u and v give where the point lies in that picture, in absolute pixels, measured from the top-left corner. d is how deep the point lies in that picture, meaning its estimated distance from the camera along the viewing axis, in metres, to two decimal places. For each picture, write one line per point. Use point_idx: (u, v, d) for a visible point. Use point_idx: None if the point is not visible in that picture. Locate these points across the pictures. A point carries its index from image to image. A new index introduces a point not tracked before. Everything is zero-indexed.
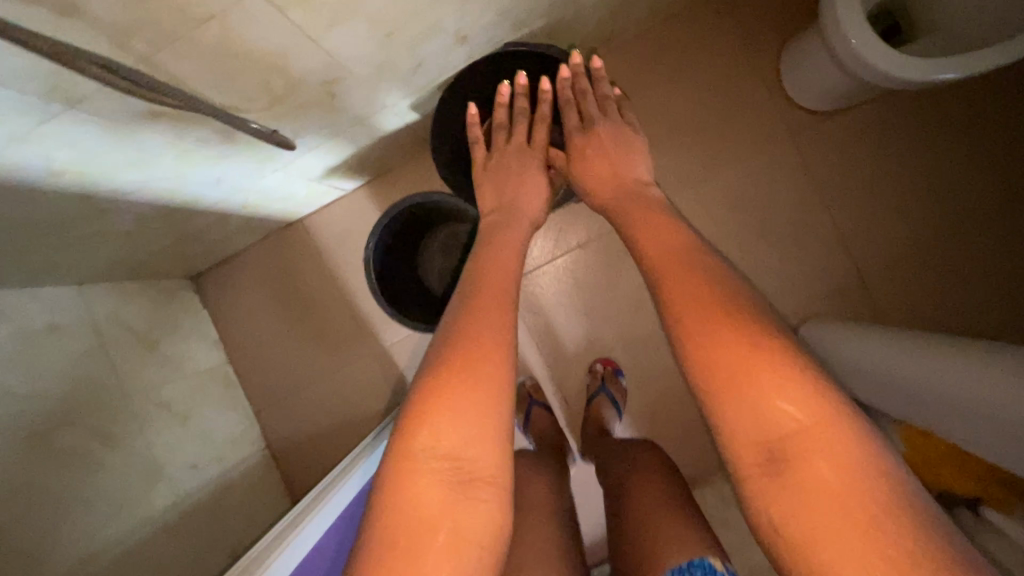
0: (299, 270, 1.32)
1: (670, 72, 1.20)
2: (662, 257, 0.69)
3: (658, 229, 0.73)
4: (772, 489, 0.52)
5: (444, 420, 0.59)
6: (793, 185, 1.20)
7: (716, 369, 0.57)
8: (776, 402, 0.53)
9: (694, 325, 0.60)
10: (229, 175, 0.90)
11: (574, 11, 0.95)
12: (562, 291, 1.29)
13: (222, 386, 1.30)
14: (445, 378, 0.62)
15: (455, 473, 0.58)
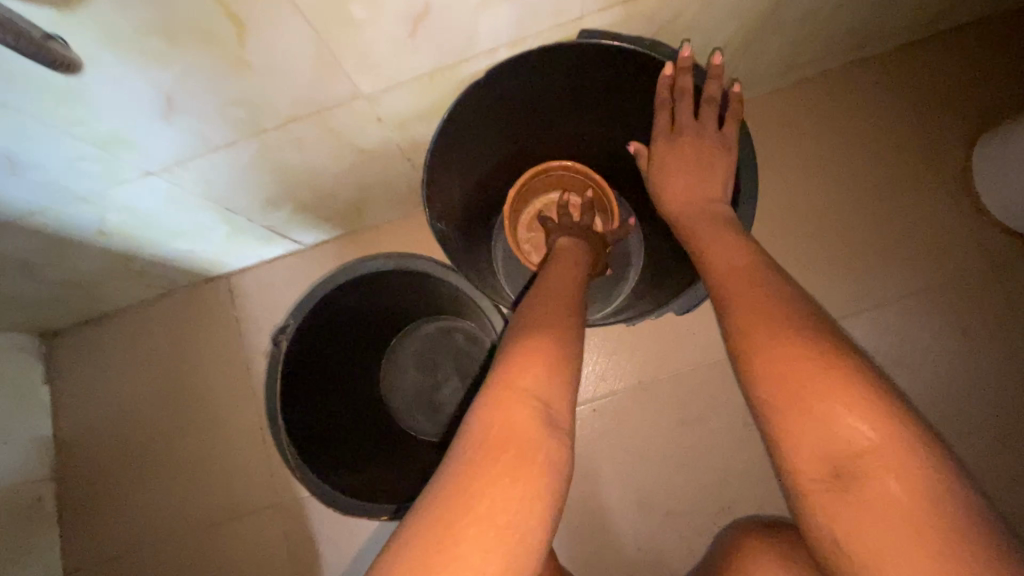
0: (203, 353, 0.86)
1: (806, 149, 0.80)
2: (727, 269, 0.42)
3: (716, 234, 0.48)
4: (838, 513, 0.30)
5: (537, 352, 0.39)
6: (1002, 344, 0.74)
7: (782, 377, 0.33)
8: (843, 415, 0.30)
9: (766, 334, 0.35)
10: (39, 160, 0.48)
11: (708, 3, 0.55)
12: (604, 456, 0.79)
13: (22, 521, 0.78)
14: (536, 317, 0.43)
15: (550, 416, 0.35)
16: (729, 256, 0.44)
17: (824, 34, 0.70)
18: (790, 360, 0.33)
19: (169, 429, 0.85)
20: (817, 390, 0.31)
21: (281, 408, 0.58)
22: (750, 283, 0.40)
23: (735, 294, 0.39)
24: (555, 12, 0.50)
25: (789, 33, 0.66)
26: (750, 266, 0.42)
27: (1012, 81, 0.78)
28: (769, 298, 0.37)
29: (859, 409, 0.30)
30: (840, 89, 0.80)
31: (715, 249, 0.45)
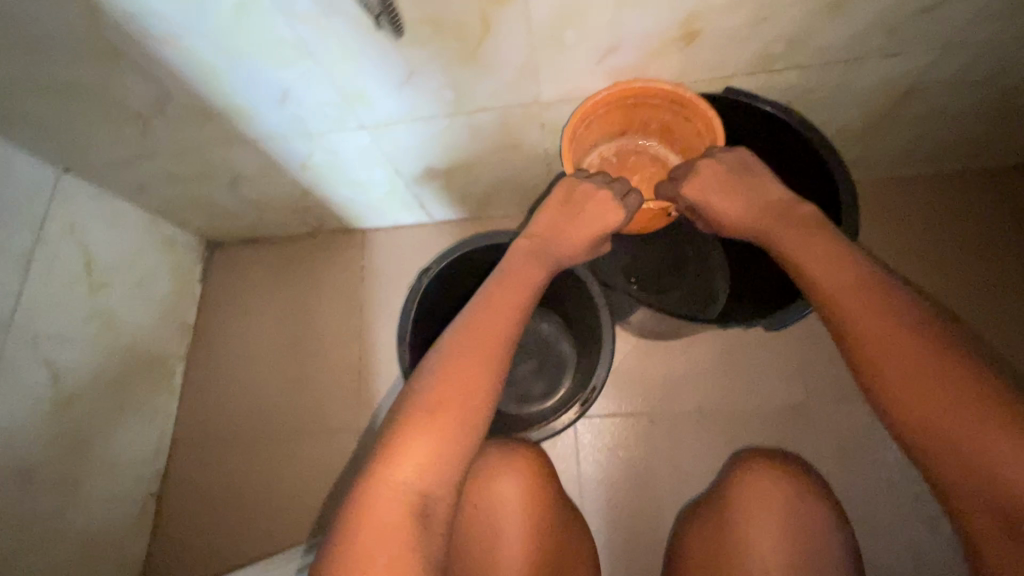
0: (327, 289, 1.01)
1: (885, 240, 0.87)
2: (845, 303, 0.44)
3: (818, 255, 0.47)
4: (1009, 555, 0.35)
5: (424, 438, 0.44)
6: None
7: (931, 424, 0.37)
8: (1001, 465, 0.35)
9: (902, 375, 0.39)
10: (300, 99, 0.64)
11: (841, 87, 0.65)
12: (650, 467, 0.85)
13: (155, 385, 0.93)
14: (446, 376, 0.46)
15: (425, 500, 0.43)
16: (847, 290, 0.44)
17: (937, 135, 0.77)
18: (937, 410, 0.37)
19: (284, 344, 0.99)
20: (963, 438, 0.36)
21: (406, 328, 0.69)
22: (878, 322, 0.41)
23: (865, 332, 0.42)
24: (712, 69, 0.61)
25: (908, 127, 0.74)
26: (867, 298, 0.43)
27: None
28: (905, 346, 0.40)
29: (999, 439, 0.35)
30: (928, 195, 0.88)
31: (828, 277, 0.46)
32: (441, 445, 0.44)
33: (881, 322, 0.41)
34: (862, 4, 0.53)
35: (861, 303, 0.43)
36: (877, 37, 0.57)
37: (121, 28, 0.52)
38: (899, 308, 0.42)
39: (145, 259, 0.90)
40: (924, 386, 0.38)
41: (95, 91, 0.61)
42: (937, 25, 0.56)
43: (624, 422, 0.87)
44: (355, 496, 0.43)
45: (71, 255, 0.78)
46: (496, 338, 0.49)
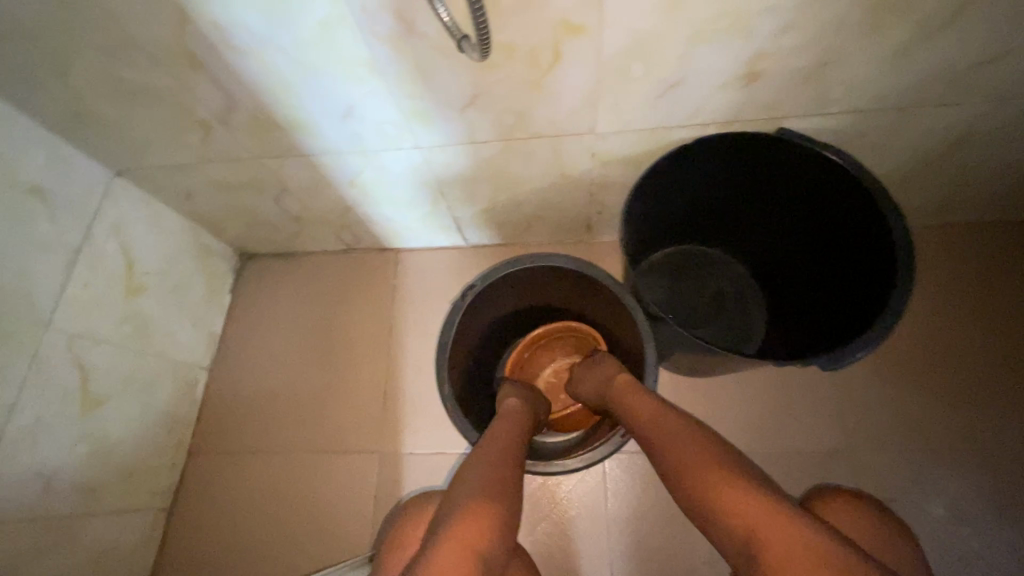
0: (357, 305, 1.01)
1: (938, 299, 0.87)
2: (681, 452, 0.50)
3: (652, 411, 0.56)
4: None
5: None
6: None
7: (708, 501, 0.46)
8: (753, 529, 0.42)
9: (686, 462, 0.49)
10: (363, 115, 0.65)
11: (891, 134, 0.67)
12: (680, 506, 0.83)
13: (177, 394, 0.91)
14: (487, 462, 0.54)
15: None
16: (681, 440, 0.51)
17: (978, 186, 0.78)
18: (781, 564, 0.40)
19: (310, 361, 0.98)
20: (733, 511, 0.44)
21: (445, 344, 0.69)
22: (717, 477, 0.46)
23: (685, 467, 0.49)
24: (769, 109, 0.63)
25: (953, 176, 0.76)
26: (707, 453, 0.48)
27: None
28: (751, 504, 0.43)
29: (751, 507, 0.43)
30: (985, 255, 0.88)
31: (665, 429, 0.53)
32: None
33: (710, 471, 0.47)
34: (926, 52, 0.54)
35: (661, 417, 0.54)
36: (934, 86, 0.59)
37: (204, 37, 0.54)
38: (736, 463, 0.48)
39: (181, 266, 0.90)
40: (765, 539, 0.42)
41: (165, 97, 0.62)
42: (996, 76, 0.58)
43: None
44: None
45: (115, 257, 0.78)
46: (508, 474, 0.53)
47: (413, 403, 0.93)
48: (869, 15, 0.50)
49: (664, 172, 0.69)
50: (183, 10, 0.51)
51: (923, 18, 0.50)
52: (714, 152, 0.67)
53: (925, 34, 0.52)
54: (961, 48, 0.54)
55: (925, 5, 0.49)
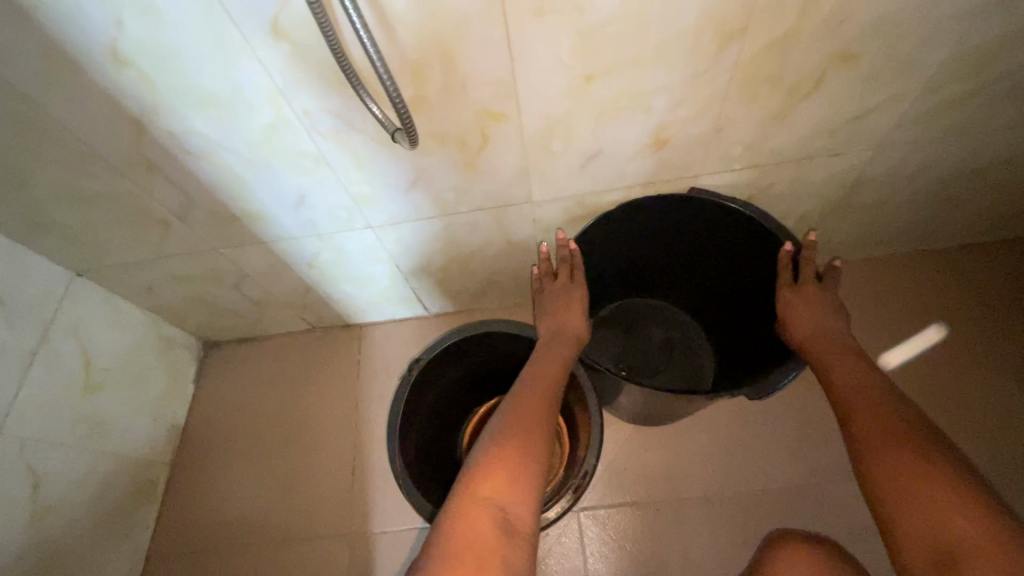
0: (324, 383, 1.01)
1: (878, 347, 0.91)
2: (863, 400, 0.55)
3: (846, 372, 0.60)
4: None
5: (502, 464, 0.53)
6: None
7: (872, 439, 0.51)
8: (919, 482, 0.45)
9: (861, 403, 0.55)
10: (315, 202, 0.70)
11: (794, 183, 0.74)
12: (659, 560, 0.81)
13: (135, 495, 0.88)
14: (520, 419, 0.58)
15: (504, 511, 0.50)
16: (883, 395, 0.55)
17: (885, 221, 0.87)
18: (906, 489, 0.46)
19: (276, 446, 0.96)
20: (894, 456, 0.48)
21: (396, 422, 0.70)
22: (888, 420, 0.52)
23: (865, 406, 0.54)
24: (681, 171, 0.70)
25: (860, 214, 0.84)
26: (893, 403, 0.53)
27: None
28: (923, 458, 0.47)
29: (911, 455, 0.48)
30: (883, 305, 0.94)
31: (852, 382, 0.58)
32: (505, 463, 0.53)
33: (892, 416, 0.52)
34: (803, 113, 0.63)
35: (843, 361, 0.62)
36: (818, 140, 0.67)
37: (161, 146, 0.59)
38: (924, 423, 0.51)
39: (140, 360, 0.90)
40: (905, 466, 0.47)
41: (125, 200, 0.66)
42: (868, 128, 0.67)
43: (631, 514, 0.85)
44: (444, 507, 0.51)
45: (72, 357, 0.78)
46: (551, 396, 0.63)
47: (384, 480, 0.91)
48: (745, 88, 0.58)
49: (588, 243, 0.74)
50: (140, 125, 0.56)
51: (791, 87, 0.59)
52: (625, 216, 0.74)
53: (797, 100, 0.61)
54: (831, 108, 0.63)
55: (789, 77, 0.58)
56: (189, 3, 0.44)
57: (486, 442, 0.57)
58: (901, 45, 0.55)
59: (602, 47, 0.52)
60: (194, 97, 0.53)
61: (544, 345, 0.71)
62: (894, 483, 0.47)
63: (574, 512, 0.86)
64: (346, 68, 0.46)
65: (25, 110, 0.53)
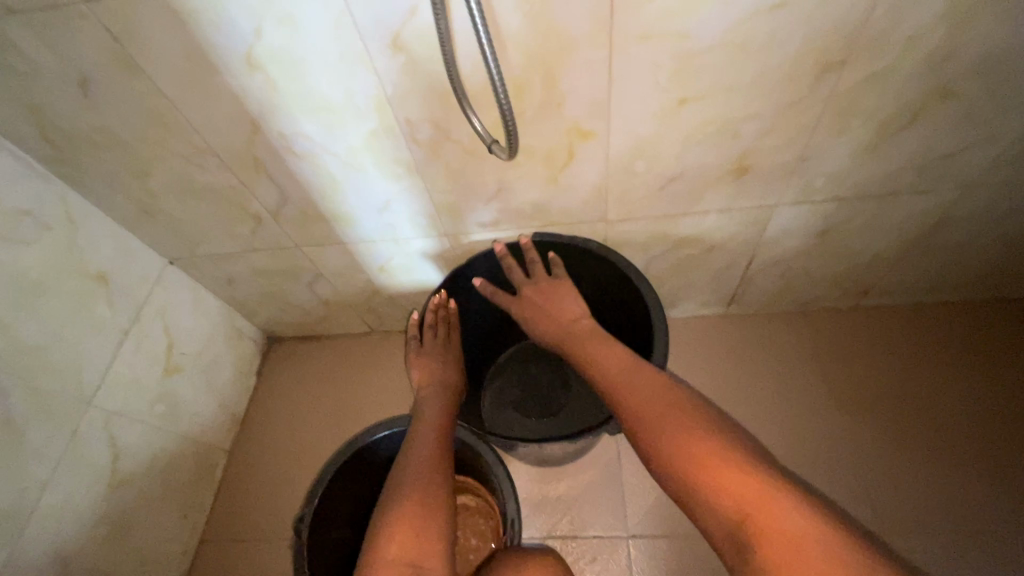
0: (377, 386, 1.03)
1: (955, 394, 0.87)
2: (632, 404, 0.51)
3: (612, 374, 0.56)
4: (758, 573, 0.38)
5: (404, 527, 0.53)
6: None
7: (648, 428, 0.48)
8: (689, 458, 0.44)
9: (632, 392, 0.52)
10: (399, 206, 0.73)
11: (874, 219, 0.73)
12: None
13: (196, 478, 0.91)
14: (414, 471, 0.60)
15: (416, 574, 0.50)
16: (647, 388, 0.52)
17: (967, 264, 0.84)
18: (681, 477, 0.44)
19: (326, 444, 0.98)
20: (670, 442, 0.46)
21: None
22: (655, 415, 0.49)
23: (628, 399, 0.52)
24: (759, 200, 0.70)
25: (941, 255, 0.81)
26: (649, 390, 0.52)
27: None
28: (680, 439, 0.45)
29: (671, 441, 0.46)
30: (862, 393, 0.89)
31: (620, 386, 0.54)
32: (415, 515, 0.54)
33: (661, 408, 0.49)
34: (895, 148, 0.62)
35: (606, 353, 0.59)
36: (906, 175, 0.66)
37: (271, 146, 0.63)
38: (685, 402, 0.49)
39: (211, 347, 0.95)
40: (668, 448, 0.46)
41: (226, 195, 0.71)
42: (960, 167, 0.65)
43: (682, 547, 0.82)
44: None
45: (158, 338, 0.83)
46: (442, 444, 0.65)
47: None
48: (837, 120, 0.59)
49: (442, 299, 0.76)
50: (256, 125, 0.60)
51: (884, 121, 0.59)
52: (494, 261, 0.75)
53: (890, 133, 0.60)
54: (924, 145, 0.62)
55: (883, 111, 0.58)
56: (325, 15, 0.48)
57: (385, 505, 0.57)
58: (1005, 83, 0.55)
59: (700, 72, 0.53)
60: (313, 103, 0.57)
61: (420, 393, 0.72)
62: (683, 482, 0.43)
63: (622, 538, 0.84)
64: (457, 81, 0.49)
65: (158, 105, 0.58)
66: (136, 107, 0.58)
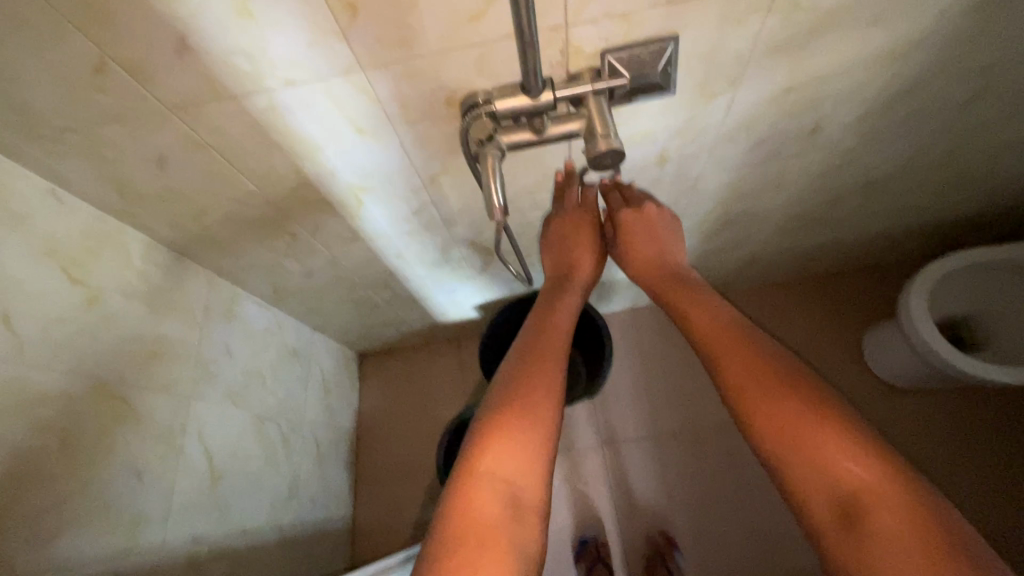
0: (440, 378, 1.65)
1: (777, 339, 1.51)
2: (743, 362, 0.51)
3: (722, 331, 0.55)
4: (849, 551, 0.41)
5: (505, 445, 0.55)
6: (905, 437, 1.36)
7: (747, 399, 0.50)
8: (814, 444, 0.45)
9: (732, 353, 0.53)
10: (459, 290, 1.31)
11: (716, 264, 1.35)
12: (648, 467, 1.49)
13: (346, 450, 1.52)
14: (519, 391, 0.60)
15: (508, 492, 0.52)
16: (747, 345, 0.53)
17: (775, 272, 1.48)
18: (800, 435, 0.46)
19: (416, 418, 1.61)
20: (786, 411, 0.47)
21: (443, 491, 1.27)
22: (771, 383, 0.49)
23: (725, 358, 0.53)
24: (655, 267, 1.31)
25: (760, 270, 1.45)
26: (746, 348, 0.53)
27: (885, 296, 1.50)
28: (791, 406, 0.47)
29: (786, 405, 0.47)
30: None
31: (744, 360, 0.52)
32: (512, 440, 0.55)
33: (769, 373, 0.50)
34: (719, 240, 1.21)
35: (691, 295, 0.63)
36: (727, 249, 1.27)
37: (397, 280, 1.18)
38: (815, 383, 0.49)
39: (338, 371, 1.52)
40: (789, 412, 0.47)
41: (362, 299, 1.26)
42: (753, 243, 1.26)
43: (631, 445, 1.52)
44: (443, 507, 0.52)
45: (318, 377, 1.40)
46: (555, 358, 0.63)
47: None
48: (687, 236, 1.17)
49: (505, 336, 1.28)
50: (391, 274, 1.15)
51: (707, 235, 1.17)
52: (514, 307, 1.28)
53: (713, 237, 1.19)
54: (731, 239, 1.21)
55: (706, 232, 1.16)
56: (437, 239, 1.03)
57: (492, 406, 0.59)
58: (759, 219, 1.14)
59: None
60: (425, 263, 1.13)
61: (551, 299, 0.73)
62: (783, 451, 0.46)
63: (598, 446, 1.53)
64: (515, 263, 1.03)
65: (341, 274, 1.12)
66: (330, 276, 1.12)
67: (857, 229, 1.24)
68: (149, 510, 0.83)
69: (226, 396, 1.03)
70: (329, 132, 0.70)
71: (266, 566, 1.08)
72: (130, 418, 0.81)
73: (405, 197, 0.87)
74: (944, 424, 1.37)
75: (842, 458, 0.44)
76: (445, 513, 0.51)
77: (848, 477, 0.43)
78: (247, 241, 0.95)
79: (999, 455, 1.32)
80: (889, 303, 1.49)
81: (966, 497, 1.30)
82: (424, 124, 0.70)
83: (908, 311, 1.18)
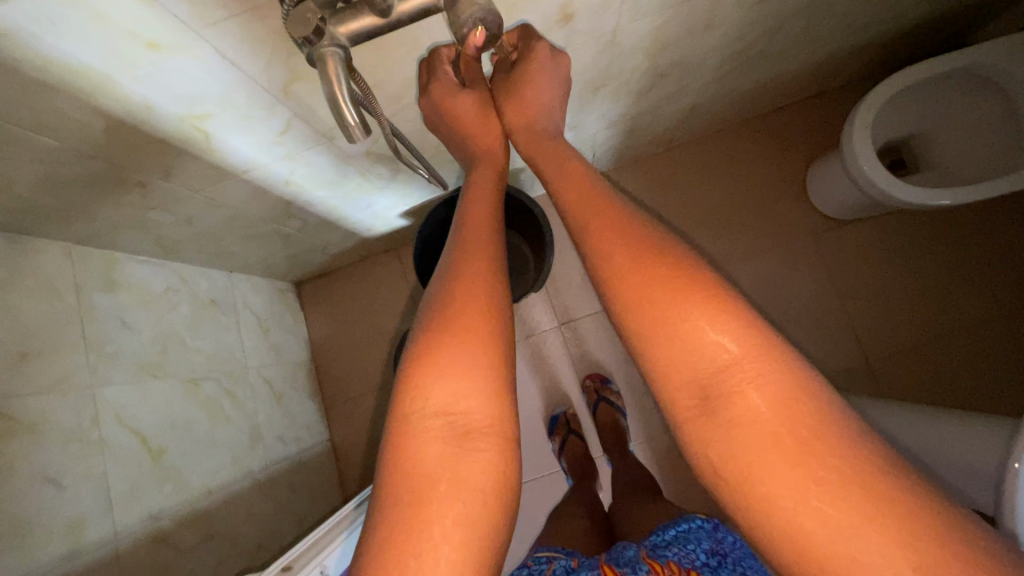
0: (384, 292, 1.57)
1: (723, 189, 1.44)
2: (621, 260, 0.51)
3: (596, 221, 0.54)
4: (708, 432, 0.45)
5: (450, 374, 0.49)
6: (851, 267, 1.38)
7: (627, 300, 0.49)
8: (706, 334, 0.45)
9: (605, 247, 0.52)
10: (376, 202, 1.17)
11: (652, 123, 1.22)
12: (604, 337, 1.51)
13: (305, 381, 1.49)
14: (451, 305, 0.52)
15: (454, 425, 0.48)
16: (619, 236, 0.52)
17: (717, 119, 1.36)
18: (653, 326, 0.47)
19: (369, 335, 1.56)
20: (669, 306, 0.47)
21: None
22: (659, 283, 0.48)
23: (594, 252, 0.53)
24: (587, 140, 1.18)
25: (701, 121, 1.33)
26: (629, 236, 0.52)
27: (831, 125, 1.41)
28: (668, 293, 0.47)
29: (681, 302, 0.46)
30: (677, 206, 1.44)
31: (615, 252, 0.51)
32: (449, 369, 0.49)
33: (643, 262, 0.49)
34: (651, 97, 1.06)
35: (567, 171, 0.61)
36: (664, 105, 1.13)
37: (300, 206, 1.03)
38: (699, 274, 0.48)
39: (273, 307, 1.42)
40: (665, 295, 0.47)
41: (268, 233, 1.12)
42: (691, 94, 1.12)
43: (588, 321, 1.52)
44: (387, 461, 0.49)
45: (250, 320, 1.30)
46: (486, 262, 0.56)
47: None
48: (614, 99, 1.02)
49: (438, 242, 1.19)
50: (289, 202, 1.00)
51: (637, 93, 1.03)
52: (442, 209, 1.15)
53: (643, 95, 1.04)
54: (664, 95, 1.08)
55: (634, 91, 1.01)
56: (324, 155, 0.87)
57: (422, 328, 0.53)
58: (692, 67, 0.99)
59: None
60: (323, 184, 0.98)
61: (472, 200, 0.65)
62: (646, 338, 0.48)
63: (554, 327, 1.53)
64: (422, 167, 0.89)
65: (228, 214, 0.96)
66: (218, 218, 0.96)
67: (801, 57, 1.11)
68: (84, 508, 0.78)
69: (143, 371, 0.95)
70: (108, 54, 0.53)
71: (246, 513, 1.09)
72: (21, 429, 0.73)
73: (261, 119, 0.71)
74: (889, 251, 1.36)
75: (724, 350, 0.45)
76: (392, 468, 0.48)
77: (712, 369, 0.45)
78: (90, 203, 0.78)
79: (939, 271, 1.34)
80: (835, 132, 1.40)
81: (908, 318, 1.34)
82: (237, 18, 0.52)
83: (853, 145, 1.11)
